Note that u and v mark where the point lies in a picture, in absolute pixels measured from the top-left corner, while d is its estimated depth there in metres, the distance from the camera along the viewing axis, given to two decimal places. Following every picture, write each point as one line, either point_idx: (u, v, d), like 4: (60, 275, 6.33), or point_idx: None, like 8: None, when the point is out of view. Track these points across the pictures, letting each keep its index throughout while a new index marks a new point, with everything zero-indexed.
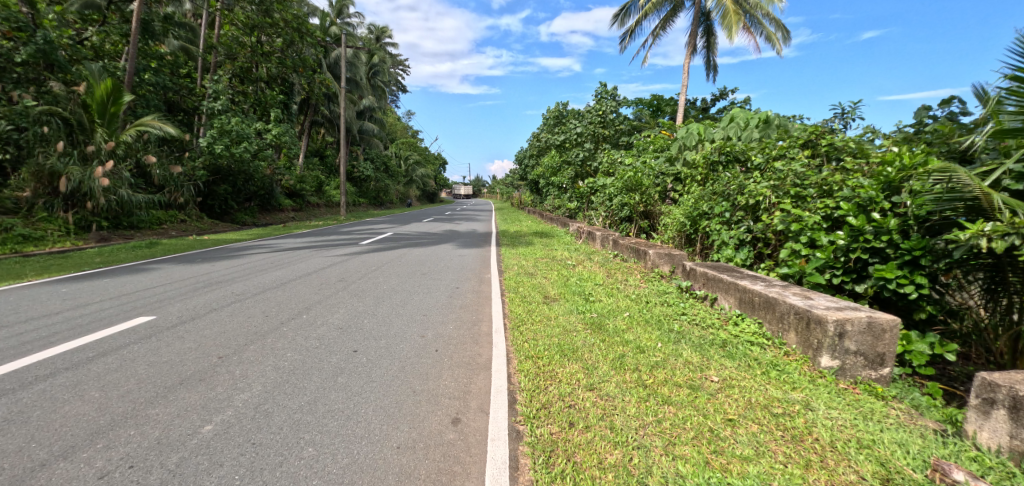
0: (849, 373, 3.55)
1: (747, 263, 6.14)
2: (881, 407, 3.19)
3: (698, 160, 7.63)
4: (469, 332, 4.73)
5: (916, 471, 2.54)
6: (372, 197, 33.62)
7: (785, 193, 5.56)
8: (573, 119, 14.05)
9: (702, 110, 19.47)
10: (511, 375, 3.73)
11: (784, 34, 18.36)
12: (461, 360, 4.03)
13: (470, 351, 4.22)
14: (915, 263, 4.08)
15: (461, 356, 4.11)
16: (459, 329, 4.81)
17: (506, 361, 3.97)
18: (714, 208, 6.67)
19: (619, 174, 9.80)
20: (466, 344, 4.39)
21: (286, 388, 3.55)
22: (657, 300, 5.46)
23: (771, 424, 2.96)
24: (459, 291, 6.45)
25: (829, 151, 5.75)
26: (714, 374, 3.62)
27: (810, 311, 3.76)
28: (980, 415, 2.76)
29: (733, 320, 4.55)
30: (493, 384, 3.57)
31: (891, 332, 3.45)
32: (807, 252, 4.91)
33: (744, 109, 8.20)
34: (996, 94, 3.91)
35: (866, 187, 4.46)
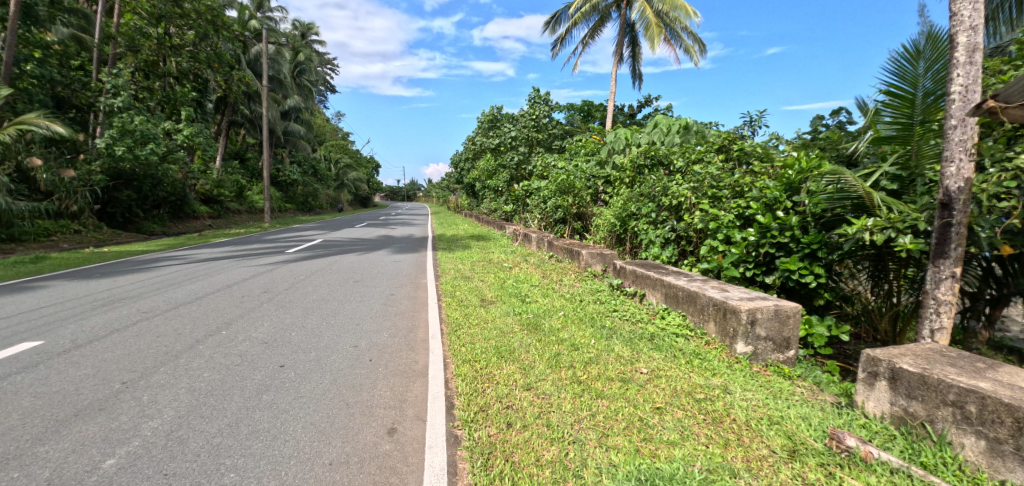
0: (760, 357, 3.90)
1: (672, 259, 6.55)
2: (788, 386, 3.54)
3: (625, 164, 8.00)
4: (404, 339, 4.69)
5: (818, 441, 2.84)
6: (299, 202, 32.06)
7: (703, 195, 6.01)
8: (507, 123, 14.30)
9: (629, 116, 20.32)
10: (448, 380, 3.76)
11: (701, 47, 19.71)
12: (397, 368, 4.00)
13: (407, 359, 4.19)
14: (813, 256, 4.62)
15: (396, 365, 4.07)
16: (394, 337, 4.76)
17: (442, 366, 3.99)
18: (641, 208, 7.06)
19: (552, 177, 10.08)
20: (403, 352, 4.36)
21: (203, 411, 3.35)
22: (591, 298, 5.69)
23: (695, 409, 3.19)
24: (394, 297, 6.36)
25: (740, 155, 6.29)
26: (642, 366, 3.83)
27: (726, 302, 4.07)
28: (867, 387, 3.11)
29: (661, 314, 4.83)
30: (430, 390, 3.59)
31: (795, 317, 3.85)
32: (724, 248, 5.38)
33: (666, 115, 8.77)
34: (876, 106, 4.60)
35: (772, 188, 4.98)
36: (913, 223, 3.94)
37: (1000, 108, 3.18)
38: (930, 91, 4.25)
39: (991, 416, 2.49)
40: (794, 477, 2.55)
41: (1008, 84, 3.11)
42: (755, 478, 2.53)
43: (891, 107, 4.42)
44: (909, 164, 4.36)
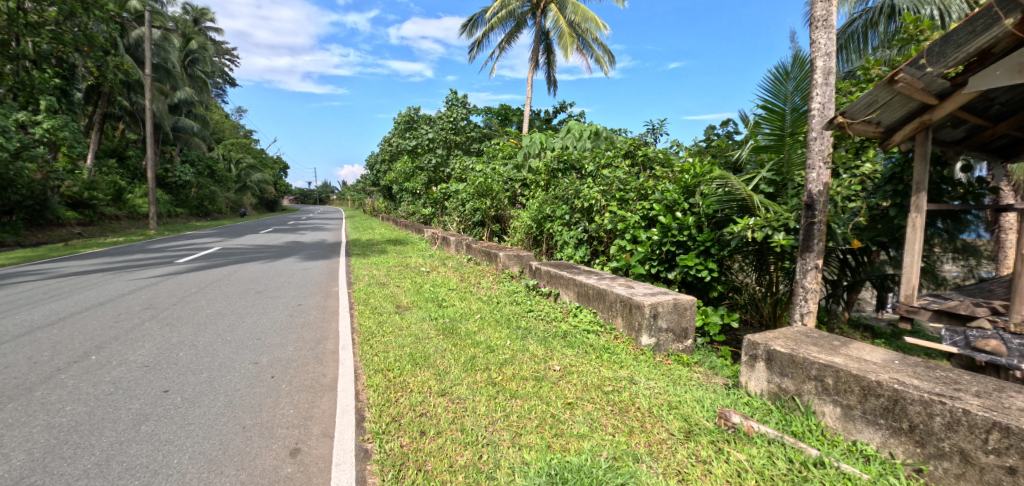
0: (663, 347, 4.25)
1: (585, 259, 6.88)
2: (686, 373, 3.89)
3: (540, 168, 8.28)
4: (310, 351, 4.53)
5: (708, 420, 3.15)
6: (194, 206, 29.33)
7: (612, 197, 6.39)
8: (424, 124, 14.15)
9: (546, 121, 20.91)
10: (359, 392, 3.67)
11: (611, 58, 20.80)
12: (302, 383, 3.86)
13: (314, 373, 4.05)
14: (707, 252, 5.13)
15: (301, 380, 3.92)
16: (300, 351, 4.57)
17: (353, 378, 3.90)
18: (555, 211, 7.35)
19: (470, 180, 10.13)
20: (310, 366, 4.20)
21: (64, 450, 2.97)
22: (507, 299, 5.81)
23: (604, 401, 3.39)
24: (301, 308, 6.08)
25: (645, 161, 6.76)
26: (556, 363, 4.00)
27: (632, 298, 4.37)
28: (749, 368, 3.51)
29: (573, 312, 5.06)
30: (339, 404, 3.49)
31: (691, 309, 4.31)
32: (631, 247, 5.76)
33: (579, 121, 9.18)
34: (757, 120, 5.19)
35: (671, 191, 5.42)
36: (786, 222, 4.57)
37: (846, 123, 3.69)
38: (798, 107, 4.83)
39: (842, 386, 2.91)
40: (689, 455, 2.80)
41: (852, 103, 3.60)
42: (654, 461, 2.75)
43: (767, 119, 4.97)
44: (782, 171, 5.07)
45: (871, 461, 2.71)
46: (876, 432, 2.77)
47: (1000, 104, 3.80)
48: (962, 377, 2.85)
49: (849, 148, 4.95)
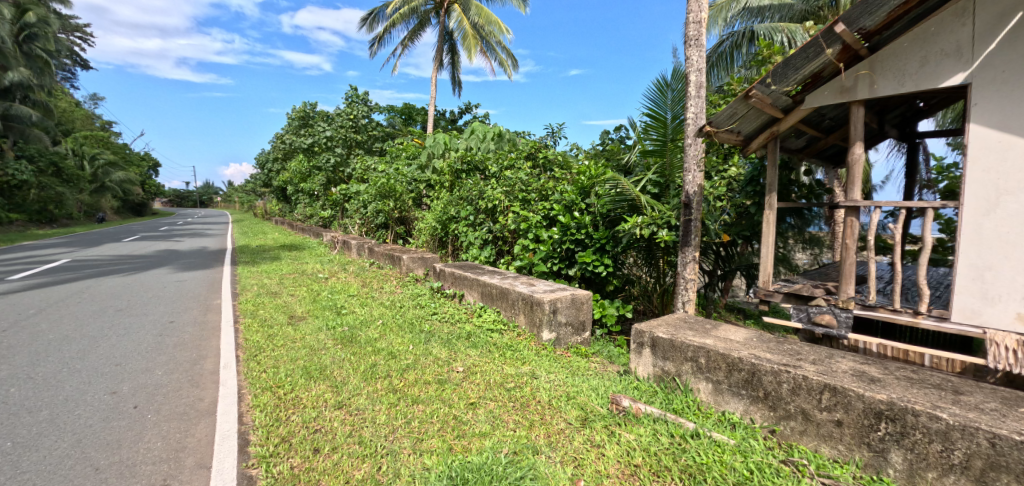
0: (563, 341, 4.50)
1: (490, 259, 6.98)
2: (585, 363, 4.16)
3: (444, 168, 8.27)
4: (184, 374, 4.15)
5: (602, 407, 3.40)
6: (40, 211, 25.14)
7: (514, 198, 6.56)
8: (321, 121, 13.43)
9: (451, 122, 20.82)
10: (243, 414, 3.41)
11: (515, 62, 21.26)
12: (173, 411, 3.51)
13: (188, 398, 3.72)
14: (602, 249, 5.49)
15: (172, 408, 3.57)
16: (173, 375, 4.14)
17: (237, 399, 3.62)
18: (460, 212, 7.40)
19: (372, 181, 9.80)
20: (183, 390, 3.85)
21: None
22: (411, 303, 5.72)
23: (506, 397, 3.49)
24: (175, 326, 5.49)
25: (545, 162, 7.02)
26: (459, 365, 4.02)
27: (532, 295, 4.55)
28: (638, 355, 3.82)
29: (478, 312, 5.14)
30: (220, 430, 3.22)
31: (587, 303, 4.63)
32: (534, 246, 5.97)
33: (482, 123, 9.30)
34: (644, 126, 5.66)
35: (569, 192, 5.72)
36: (669, 220, 5.09)
37: (712, 131, 4.13)
38: (676, 117, 5.34)
39: (713, 364, 3.30)
40: (585, 441, 3.00)
41: (718, 113, 4.06)
42: (553, 450, 2.90)
43: (651, 126, 5.43)
44: (665, 173, 5.56)
45: (737, 428, 3.10)
46: (740, 401, 3.17)
47: (829, 119, 4.54)
48: (804, 349, 3.36)
49: (718, 154, 5.56)
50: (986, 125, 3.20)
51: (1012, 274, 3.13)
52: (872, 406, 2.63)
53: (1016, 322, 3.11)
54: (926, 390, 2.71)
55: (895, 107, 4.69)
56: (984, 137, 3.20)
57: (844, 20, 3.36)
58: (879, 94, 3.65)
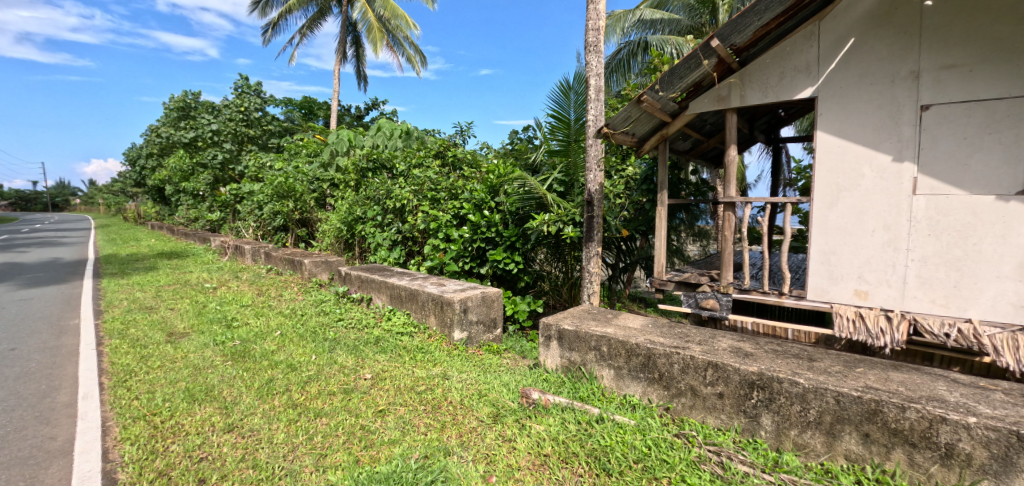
0: (475, 340, 4.55)
1: (400, 261, 6.80)
2: (497, 360, 4.24)
3: (349, 167, 7.91)
4: (28, 411, 3.55)
5: (513, 401, 3.48)
6: None
7: (424, 197, 6.47)
8: (206, 113, 12.21)
9: (357, 118, 19.94)
10: (109, 449, 2.95)
11: (423, 59, 20.90)
12: (15, 455, 2.98)
13: (36, 438, 3.17)
14: (513, 247, 5.62)
15: (12, 452, 3.01)
16: (17, 411, 3.53)
17: (100, 432, 3.13)
18: (367, 212, 7.16)
19: (268, 180, 9.10)
20: (27, 430, 3.28)
21: None
22: (314, 310, 5.39)
23: (417, 402, 3.44)
24: (20, 354, 4.68)
25: (455, 161, 6.98)
26: (367, 372, 3.87)
27: (442, 295, 4.53)
28: (546, 348, 3.96)
29: (387, 316, 5.00)
30: (77, 470, 2.76)
31: (497, 300, 4.73)
32: (445, 246, 5.93)
33: (389, 120, 9.04)
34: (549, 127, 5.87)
35: (479, 190, 5.76)
36: (573, 216, 5.34)
37: (609, 132, 4.38)
38: (578, 119, 5.59)
39: (614, 351, 3.53)
40: (497, 437, 3.06)
41: (614, 116, 4.30)
42: (465, 450, 2.92)
43: (556, 127, 5.64)
44: (570, 172, 5.81)
45: (636, 409, 3.34)
46: (638, 384, 3.42)
47: (710, 124, 5.03)
48: (692, 331, 3.70)
49: (617, 154, 5.90)
50: (828, 131, 3.74)
51: (850, 258, 3.70)
52: (746, 377, 2.97)
53: (854, 297, 3.69)
54: (788, 360, 3.12)
55: (762, 115, 5.31)
56: (827, 142, 3.74)
57: (719, 37, 3.72)
58: (748, 103, 4.09)
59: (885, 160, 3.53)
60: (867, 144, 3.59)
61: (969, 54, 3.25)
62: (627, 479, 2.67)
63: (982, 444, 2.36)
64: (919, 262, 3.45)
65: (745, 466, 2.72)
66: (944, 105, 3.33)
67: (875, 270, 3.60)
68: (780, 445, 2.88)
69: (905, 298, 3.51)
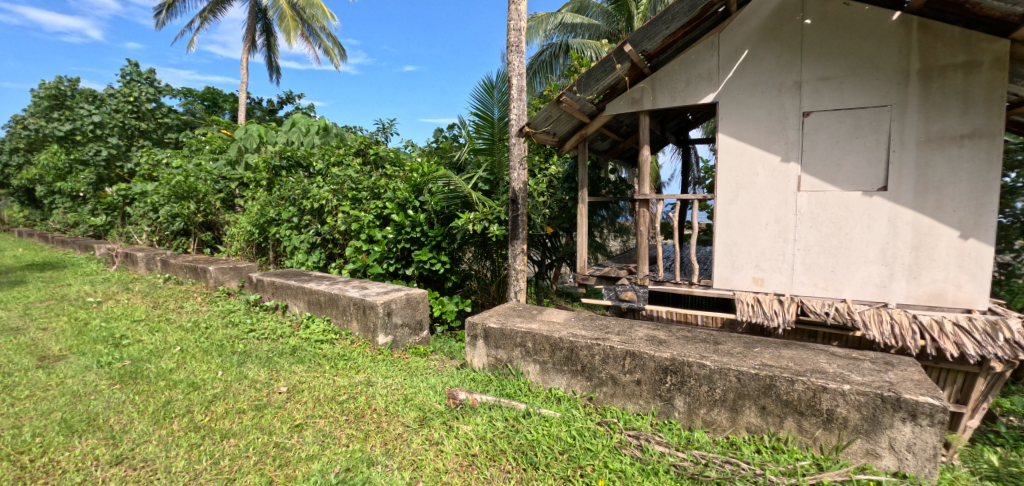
0: (400, 343, 4.46)
1: (319, 264, 6.47)
2: (423, 363, 4.18)
3: (259, 164, 7.40)
4: None
5: (440, 403, 3.45)
6: None
7: (344, 196, 6.21)
8: (88, 103, 10.85)
9: (268, 112, 18.67)
10: None
11: (341, 51, 19.99)
12: None
13: None
14: (439, 246, 5.56)
15: None
16: None
17: None
18: (281, 213, 6.74)
19: (164, 179, 8.27)
20: None
21: None
22: (221, 321, 4.98)
23: (338, 412, 3.30)
24: None
25: (376, 159, 6.76)
26: (282, 385, 3.65)
27: (364, 299, 4.38)
28: (473, 348, 3.95)
29: (305, 324, 4.74)
30: None
31: (423, 301, 4.66)
32: (367, 247, 5.73)
33: (304, 115, 8.57)
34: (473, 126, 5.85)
35: (402, 190, 5.64)
36: (499, 215, 5.38)
37: (531, 132, 4.44)
38: (501, 117, 5.61)
39: (539, 347, 3.60)
40: (423, 442, 3.01)
41: (535, 116, 4.37)
42: (390, 458, 2.85)
43: (479, 125, 5.64)
44: (494, 171, 5.84)
45: (561, 401, 3.44)
46: (563, 377, 3.52)
47: (626, 124, 5.26)
48: (611, 323, 3.86)
49: (540, 153, 6.00)
50: (728, 134, 4.05)
51: (749, 249, 4.04)
52: (661, 363, 3.15)
53: (752, 284, 4.04)
54: (697, 345, 3.36)
55: (672, 117, 5.65)
56: (728, 144, 4.05)
57: (631, 42, 3.88)
58: (659, 106, 4.32)
59: (775, 161, 3.89)
60: (760, 146, 3.94)
61: (841, 67, 3.66)
62: (553, 471, 2.74)
63: (856, 407, 2.69)
64: (804, 251, 3.85)
65: (661, 446, 2.89)
66: (822, 112, 3.73)
67: (769, 259, 3.97)
68: (692, 424, 3.09)
69: (794, 283, 3.90)
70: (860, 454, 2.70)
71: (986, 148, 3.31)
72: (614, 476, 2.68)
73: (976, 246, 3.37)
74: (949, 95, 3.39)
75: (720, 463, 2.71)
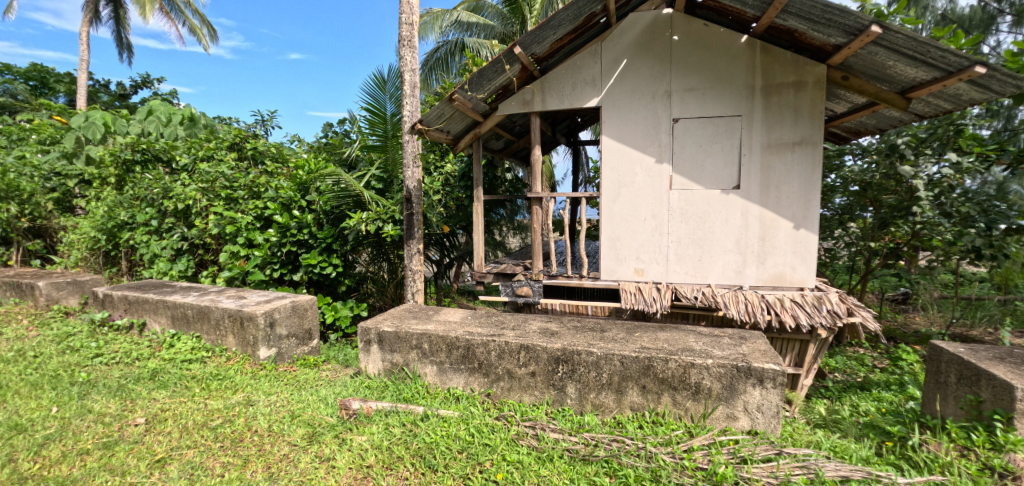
0: (286, 355, 4.16)
1: (186, 273, 5.76)
2: (313, 374, 3.94)
3: (105, 158, 6.39)
4: None
5: (332, 416, 3.27)
6: None
7: (215, 196, 5.62)
8: None
9: (118, 97, 16.19)
10: None
11: (210, 32, 17.94)
12: None
13: None
14: (329, 249, 5.27)
15: None
16: None
17: None
18: (135, 216, 5.89)
19: None
20: None
21: None
22: (56, 346, 4.23)
23: (211, 440, 2.99)
24: None
25: (255, 154, 6.20)
26: (139, 416, 3.21)
27: (241, 310, 4.01)
28: (367, 354, 3.79)
29: (169, 343, 4.22)
30: None
31: (311, 309, 4.38)
32: (246, 252, 5.21)
33: (164, 102, 7.57)
34: (363, 123, 5.60)
35: (286, 189, 5.25)
36: (393, 214, 5.24)
37: (424, 129, 4.36)
38: (394, 113, 5.43)
39: (435, 347, 3.57)
40: (313, 459, 2.85)
41: (428, 113, 4.29)
42: (274, 482, 2.65)
43: (370, 121, 5.41)
44: (388, 169, 5.67)
45: (459, 399, 3.45)
46: (461, 376, 3.52)
47: (519, 124, 5.38)
48: (507, 318, 3.95)
49: (436, 151, 5.93)
50: (610, 136, 4.32)
51: (630, 242, 4.36)
52: (552, 354, 3.29)
53: (634, 275, 4.38)
54: (586, 334, 3.56)
55: (562, 119, 5.91)
56: (610, 146, 4.33)
57: (521, 44, 3.96)
58: (549, 108, 4.48)
59: (651, 161, 4.23)
60: (638, 148, 4.26)
61: (703, 80, 4.07)
62: (452, 471, 2.74)
63: (718, 378, 3.04)
64: (676, 244, 4.25)
65: (555, 433, 3.01)
66: (688, 119, 4.14)
67: (648, 251, 4.32)
68: (583, 408, 3.27)
69: (669, 272, 4.30)
70: (722, 418, 3.05)
71: (812, 154, 3.90)
72: (511, 468, 2.75)
73: (806, 235, 3.96)
74: (784, 108, 3.95)
75: (608, 442, 2.90)
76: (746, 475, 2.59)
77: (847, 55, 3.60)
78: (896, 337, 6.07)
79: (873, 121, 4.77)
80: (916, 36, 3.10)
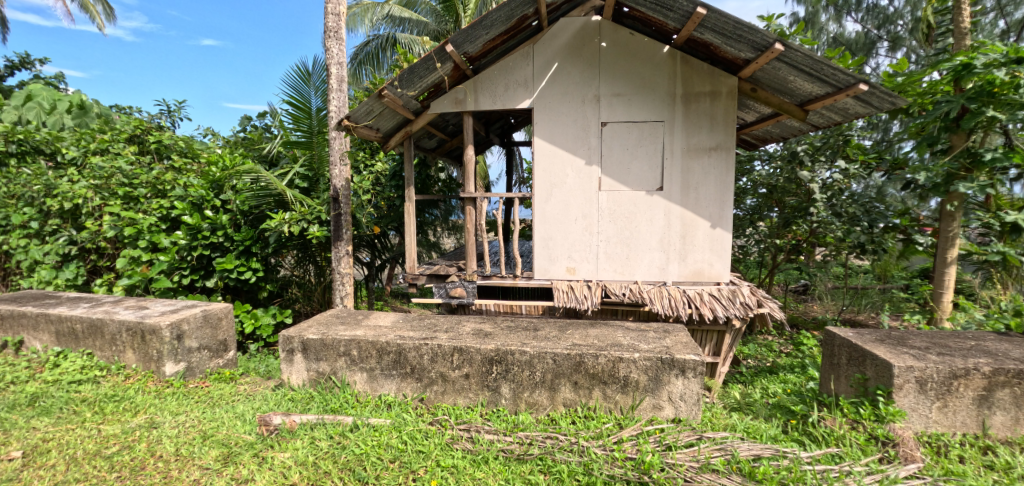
0: (197, 369, 3.83)
1: (75, 281, 5.14)
2: (229, 389, 3.66)
3: None
4: None
5: (250, 433, 3.05)
6: None
7: (111, 194, 5.06)
8: None
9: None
10: None
11: (105, 9, 16.14)
12: None
13: None
14: (247, 252, 4.91)
15: None
16: None
17: None
18: (10, 217, 5.16)
19: None
20: None
21: None
22: None
23: (105, 471, 2.67)
24: None
25: (159, 148, 5.65)
26: (15, 449, 2.81)
27: (143, 323, 3.63)
28: (289, 364, 3.57)
29: (53, 362, 3.73)
30: None
31: (225, 318, 4.06)
32: (149, 257, 4.74)
33: (47, 87, 6.71)
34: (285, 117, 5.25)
35: (196, 187, 4.84)
36: (319, 215, 4.99)
37: (351, 125, 4.16)
38: (319, 108, 5.13)
39: (364, 354, 3.44)
40: (228, 482, 2.63)
41: (355, 108, 4.09)
42: None
43: (293, 115, 5.08)
44: (313, 166, 5.39)
45: (391, 406, 3.34)
46: (392, 382, 3.42)
47: (452, 123, 5.30)
48: (439, 321, 3.88)
49: (365, 149, 5.72)
50: (542, 137, 4.36)
51: (562, 241, 4.44)
52: (486, 355, 3.28)
53: (566, 273, 4.47)
54: (519, 333, 3.57)
55: (495, 120, 5.90)
56: (542, 147, 4.37)
57: (453, 42, 3.88)
58: (482, 107, 4.45)
59: (581, 163, 4.33)
60: (568, 149, 4.34)
61: (628, 86, 4.23)
62: (384, 482, 2.65)
63: (644, 370, 3.17)
64: (606, 242, 4.39)
65: (490, 434, 3.00)
66: (615, 123, 4.28)
67: (579, 250, 4.43)
68: (517, 408, 3.28)
69: (599, 270, 4.43)
70: (648, 408, 3.18)
71: (725, 159, 4.17)
72: (446, 474, 2.70)
73: (721, 234, 4.24)
74: (701, 116, 4.18)
75: (542, 439, 2.93)
76: (670, 461, 2.69)
77: (755, 69, 3.88)
78: (798, 324, 6.68)
79: (777, 130, 5.16)
80: (812, 54, 3.40)
